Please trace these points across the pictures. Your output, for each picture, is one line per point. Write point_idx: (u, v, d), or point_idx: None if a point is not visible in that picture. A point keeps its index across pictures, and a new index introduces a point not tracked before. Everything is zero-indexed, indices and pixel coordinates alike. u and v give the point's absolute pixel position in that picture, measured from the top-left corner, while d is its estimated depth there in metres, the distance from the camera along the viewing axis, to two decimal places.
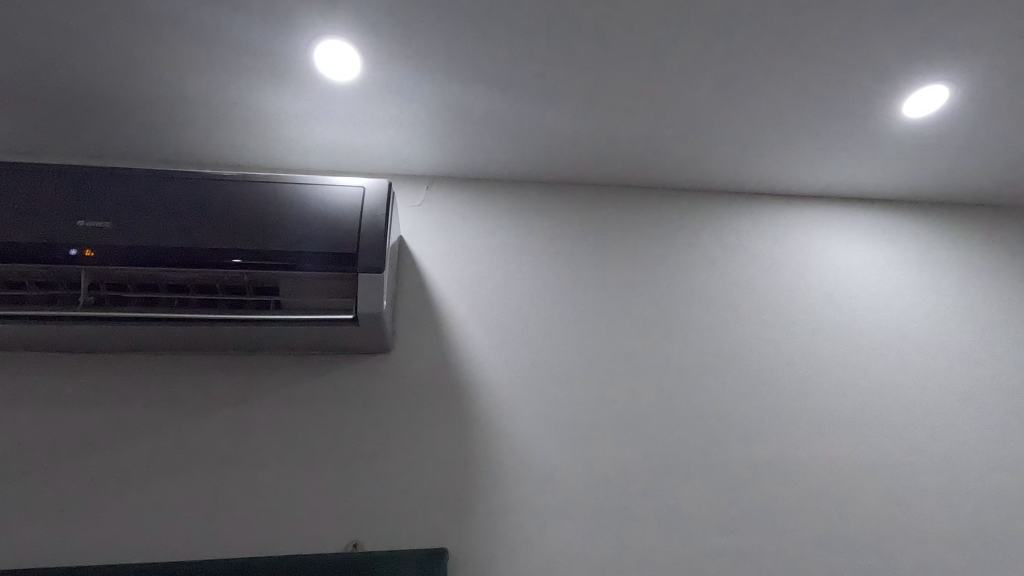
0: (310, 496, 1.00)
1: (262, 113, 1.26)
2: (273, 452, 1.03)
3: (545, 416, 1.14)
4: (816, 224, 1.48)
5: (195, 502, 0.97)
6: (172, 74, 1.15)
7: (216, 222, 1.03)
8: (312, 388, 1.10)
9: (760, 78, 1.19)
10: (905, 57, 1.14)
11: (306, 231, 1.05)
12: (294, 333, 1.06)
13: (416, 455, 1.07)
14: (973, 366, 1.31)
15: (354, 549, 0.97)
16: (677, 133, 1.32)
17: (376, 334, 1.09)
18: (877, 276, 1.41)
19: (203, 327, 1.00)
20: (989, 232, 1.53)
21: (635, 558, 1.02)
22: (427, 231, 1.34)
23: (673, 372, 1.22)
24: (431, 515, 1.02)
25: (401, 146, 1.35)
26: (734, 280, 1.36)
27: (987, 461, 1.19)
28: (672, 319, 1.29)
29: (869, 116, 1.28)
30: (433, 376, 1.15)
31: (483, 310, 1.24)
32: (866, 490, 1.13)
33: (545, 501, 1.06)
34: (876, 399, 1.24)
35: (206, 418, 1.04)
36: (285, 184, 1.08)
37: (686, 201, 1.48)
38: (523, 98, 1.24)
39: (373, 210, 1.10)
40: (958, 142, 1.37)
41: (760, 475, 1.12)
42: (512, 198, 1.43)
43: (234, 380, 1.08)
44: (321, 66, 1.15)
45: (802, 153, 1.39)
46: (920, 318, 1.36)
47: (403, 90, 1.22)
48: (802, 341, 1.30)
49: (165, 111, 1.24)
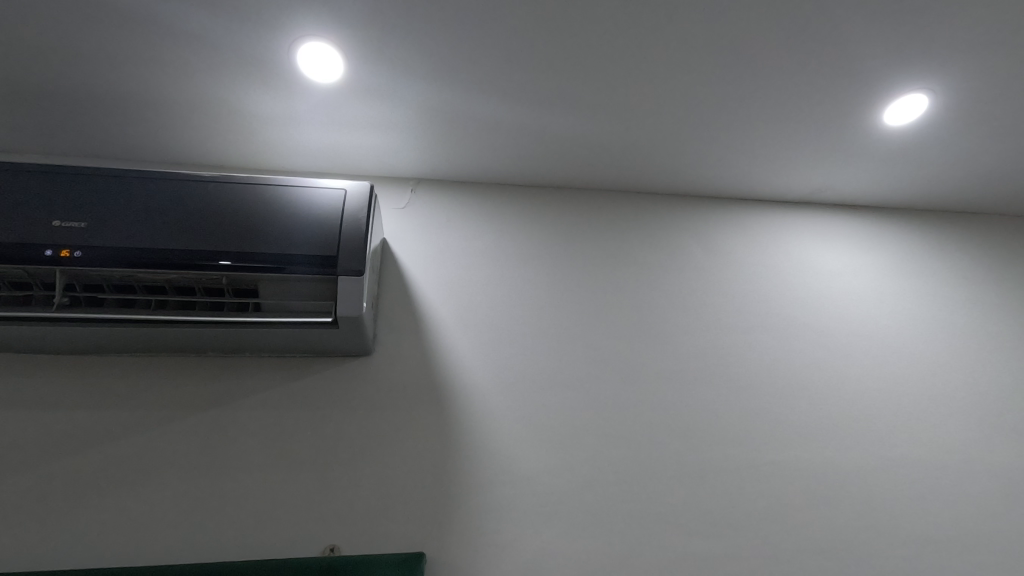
0: (288, 499, 1.00)
1: (247, 114, 1.27)
2: (252, 451, 1.04)
3: (526, 419, 1.13)
4: (783, 229, 1.57)
5: (173, 500, 0.98)
6: (157, 74, 1.16)
7: (194, 224, 1.04)
8: (292, 389, 1.11)
9: (741, 73, 1.21)
10: (883, 52, 1.16)
11: (284, 234, 1.05)
12: (272, 335, 1.06)
13: (396, 458, 1.06)
14: (941, 363, 1.36)
15: (331, 553, 0.95)
16: (658, 134, 1.37)
17: (355, 337, 1.09)
18: (845, 278, 1.48)
19: (179, 329, 1.01)
20: (944, 237, 1.64)
21: (620, 561, 0.99)
22: (411, 233, 1.37)
23: (652, 370, 1.23)
24: (410, 519, 1.00)
25: (386, 149, 1.38)
26: (709, 281, 1.41)
27: (962, 455, 1.21)
28: (649, 316, 1.32)
29: (841, 117, 1.34)
30: (414, 377, 1.15)
31: (464, 310, 1.26)
32: (851, 491, 1.12)
33: (528, 504, 1.03)
34: (853, 398, 1.26)
35: (188, 415, 1.06)
36: (263, 187, 1.09)
37: (662, 206, 1.55)
38: (505, 98, 1.26)
39: (353, 212, 1.10)
40: (919, 146, 1.45)
41: (743, 476, 1.11)
42: (496, 200, 1.47)
43: (217, 379, 1.11)
44: (302, 68, 1.15)
45: (774, 155, 1.46)
46: (888, 316, 1.42)
47: (387, 92, 1.23)
48: (777, 341, 1.32)
49: (151, 113, 1.25)
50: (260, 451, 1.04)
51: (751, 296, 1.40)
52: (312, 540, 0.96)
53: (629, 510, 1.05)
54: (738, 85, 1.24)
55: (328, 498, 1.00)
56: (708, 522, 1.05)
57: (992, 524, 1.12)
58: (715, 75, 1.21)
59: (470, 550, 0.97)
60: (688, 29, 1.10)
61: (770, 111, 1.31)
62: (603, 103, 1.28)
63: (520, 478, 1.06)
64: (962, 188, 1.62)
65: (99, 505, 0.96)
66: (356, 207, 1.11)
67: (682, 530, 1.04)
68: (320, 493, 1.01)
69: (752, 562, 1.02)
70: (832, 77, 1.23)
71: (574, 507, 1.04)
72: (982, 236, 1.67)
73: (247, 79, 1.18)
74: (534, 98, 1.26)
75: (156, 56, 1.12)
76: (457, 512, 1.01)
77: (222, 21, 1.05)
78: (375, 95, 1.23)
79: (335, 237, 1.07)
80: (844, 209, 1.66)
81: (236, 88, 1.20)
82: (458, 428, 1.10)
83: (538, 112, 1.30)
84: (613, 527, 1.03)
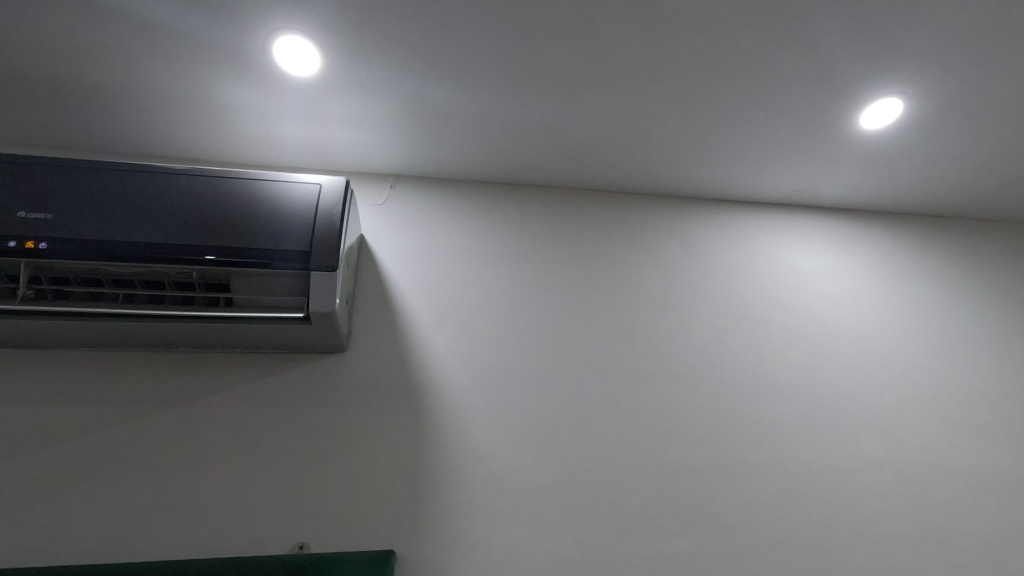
0: (257, 495, 0.98)
1: (223, 107, 1.25)
2: (222, 448, 1.03)
3: (500, 417, 1.12)
4: (762, 231, 1.58)
5: (139, 497, 0.96)
6: (130, 66, 1.14)
7: (165, 217, 1.02)
8: (265, 385, 1.10)
9: (719, 73, 1.21)
10: (859, 55, 1.17)
11: (256, 229, 1.04)
12: (244, 331, 1.05)
13: (368, 455, 1.05)
14: (912, 364, 1.37)
15: (300, 551, 0.93)
16: (638, 132, 1.37)
17: (328, 333, 1.08)
18: (821, 281, 1.49)
19: (148, 323, 1.00)
20: (919, 241, 1.66)
21: (591, 560, 0.99)
22: (389, 229, 1.37)
23: (627, 368, 1.24)
24: (382, 515, 0.99)
25: (365, 145, 1.38)
26: (687, 281, 1.42)
27: (932, 455, 1.22)
28: (626, 315, 1.32)
29: (817, 120, 1.35)
30: (389, 374, 1.15)
31: (441, 308, 1.26)
32: (822, 490, 1.13)
33: (500, 502, 1.03)
34: (825, 398, 1.27)
35: (158, 411, 1.05)
36: (237, 181, 1.08)
37: (641, 206, 1.56)
38: (485, 95, 1.25)
39: (327, 208, 1.09)
40: (895, 150, 1.47)
41: (716, 475, 1.11)
42: (475, 199, 1.47)
43: (188, 374, 1.09)
44: (279, 61, 1.14)
45: (752, 156, 1.47)
46: (862, 318, 1.43)
47: (365, 88, 1.22)
48: (753, 341, 1.33)
49: (125, 104, 1.23)
50: (230, 448, 1.03)
51: (728, 297, 1.41)
52: (281, 537, 0.95)
53: (602, 508, 1.04)
54: (716, 86, 1.25)
55: (300, 495, 0.99)
56: (682, 521, 1.05)
57: (961, 524, 1.13)
58: (693, 76, 1.22)
59: (442, 549, 0.96)
60: (666, 29, 1.11)
61: (748, 112, 1.32)
62: (583, 101, 1.28)
63: (495, 476, 1.05)
64: (937, 192, 1.64)
65: (63, 501, 0.94)
66: (331, 203, 1.10)
67: (655, 529, 1.03)
68: (291, 491, 0.99)
69: (723, 561, 1.02)
70: (810, 80, 1.24)
71: (548, 505, 1.03)
72: (956, 240, 1.70)
73: (222, 72, 1.17)
74: (513, 95, 1.25)
75: (128, 46, 1.10)
76: (429, 510, 1.00)
77: (196, 12, 1.04)
78: (353, 90, 1.22)
79: (309, 232, 1.06)
80: (822, 212, 1.68)
81: (211, 81, 1.19)
82: (432, 426, 1.10)
83: (517, 109, 1.30)
84: (586, 526, 1.02)
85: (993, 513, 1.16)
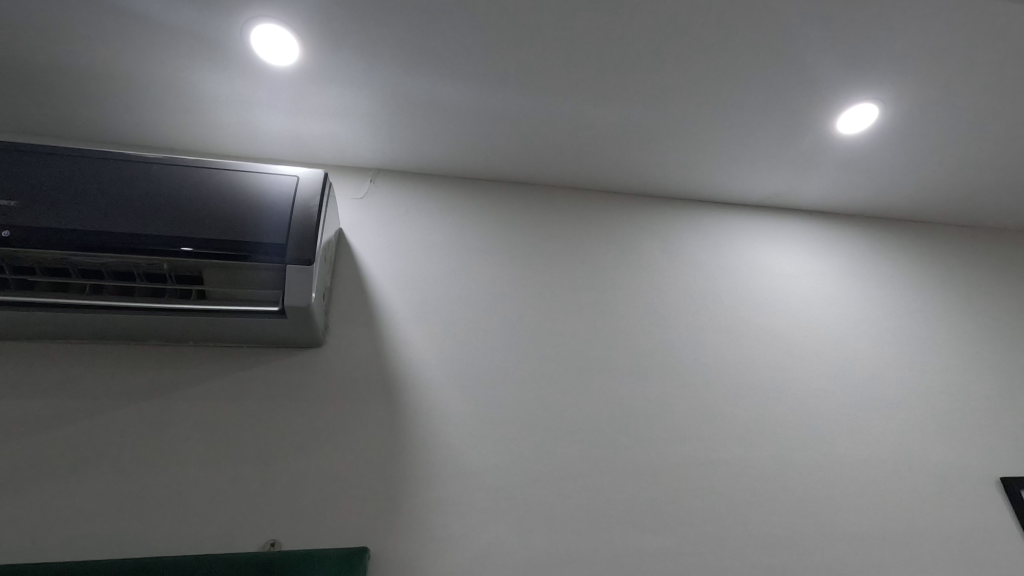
0: (227, 493, 0.96)
1: (200, 96, 1.23)
2: (192, 443, 1.00)
3: (477, 414, 1.12)
4: (740, 232, 1.60)
5: (103, 494, 0.93)
6: (104, 52, 1.11)
7: (136, 207, 1.00)
8: (239, 380, 1.08)
9: (700, 74, 1.22)
10: (836, 61, 1.19)
11: (232, 220, 1.02)
12: (217, 324, 1.03)
13: (342, 452, 1.03)
14: (883, 365, 1.40)
15: (271, 549, 0.92)
16: (619, 131, 1.37)
17: (303, 328, 1.06)
18: (796, 282, 1.52)
19: (117, 315, 0.97)
20: (892, 245, 1.70)
21: (566, 558, 0.98)
22: (369, 223, 1.35)
23: (605, 367, 1.24)
24: (355, 513, 0.97)
25: (345, 138, 1.36)
26: (665, 280, 1.43)
27: (899, 453, 1.25)
28: (605, 314, 1.33)
29: (795, 124, 1.37)
30: (365, 370, 1.13)
31: (419, 303, 1.25)
32: (793, 489, 1.15)
33: (475, 500, 1.02)
34: (798, 396, 1.29)
35: (126, 406, 1.02)
36: (212, 171, 1.06)
37: (622, 205, 1.57)
38: (467, 90, 1.25)
39: (304, 201, 1.07)
40: (870, 155, 1.50)
41: (691, 474, 1.12)
42: (456, 195, 1.47)
43: (159, 368, 1.07)
44: (257, 50, 1.12)
45: (732, 158, 1.49)
46: (835, 319, 1.46)
47: (345, 80, 1.20)
48: (729, 340, 1.35)
49: (97, 90, 1.20)
50: (199, 443, 1.00)
51: (706, 296, 1.42)
52: (251, 535, 0.93)
53: (577, 506, 1.04)
54: (697, 87, 1.25)
55: (271, 493, 0.97)
56: (657, 519, 1.06)
57: (927, 522, 1.16)
58: (674, 76, 1.22)
59: (417, 547, 0.95)
60: (648, 29, 1.11)
61: (729, 114, 1.34)
62: (565, 98, 1.27)
63: (471, 473, 1.05)
64: (909, 197, 1.68)
65: (24, 497, 0.91)
66: (309, 195, 1.08)
67: (630, 527, 1.04)
68: (262, 488, 0.98)
69: (696, 559, 1.02)
70: (788, 84, 1.25)
71: (523, 503, 1.03)
72: (927, 244, 1.74)
73: (199, 60, 1.14)
74: (494, 91, 1.25)
75: (99, 29, 1.06)
76: (403, 508, 0.99)
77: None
78: (334, 82, 1.21)
79: (286, 225, 1.04)
80: (799, 214, 1.71)
81: (186, 68, 1.16)
82: (408, 423, 1.09)
83: (500, 106, 1.29)
84: (562, 523, 1.02)
85: (956, 512, 1.19)
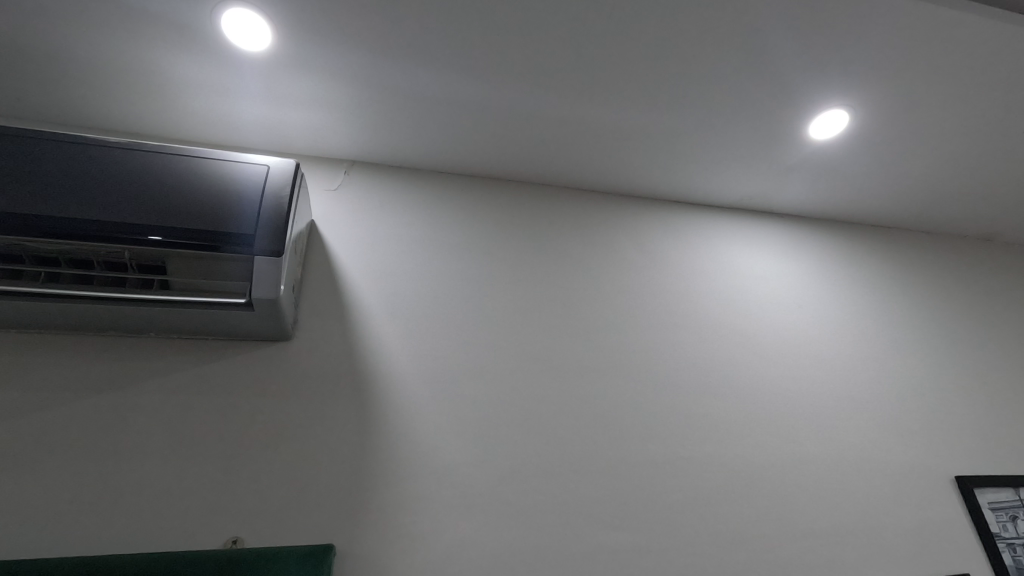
0: (188, 490, 0.93)
1: (168, 80, 1.19)
2: (152, 438, 0.97)
3: (448, 411, 1.11)
4: (713, 233, 1.62)
5: (56, 492, 0.89)
6: (64, 31, 1.07)
7: (96, 192, 0.96)
8: (203, 373, 1.05)
9: (677, 75, 1.23)
10: (809, 67, 1.21)
11: (200, 209, 0.99)
12: (181, 316, 1.00)
13: (309, 447, 1.01)
14: (848, 367, 1.43)
15: (233, 546, 0.90)
16: (596, 129, 1.38)
17: (271, 320, 1.04)
18: (767, 284, 1.54)
19: (75, 304, 0.93)
20: (858, 249, 1.74)
21: (534, 556, 0.98)
22: (342, 215, 1.33)
23: (578, 364, 1.25)
24: (321, 510, 0.95)
25: (318, 127, 1.33)
26: (640, 281, 1.44)
27: (861, 453, 1.29)
28: (578, 312, 1.33)
29: (768, 128, 1.39)
30: (334, 365, 1.11)
31: (391, 298, 1.23)
32: (758, 487, 1.17)
33: (444, 497, 1.01)
34: (767, 395, 1.31)
35: (83, 398, 0.98)
36: (178, 158, 1.03)
37: (597, 204, 1.58)
38: (444, 83, 1.23)
39: (274, 191, 1.05)
40: (839, 161, 1.53)
41: (659, 473, 1.13)
42: (431, 189, 1.46)
43: (119, 361, 1.03)
44: (228, 35, 1.09)
45: (705, 160, 1.51)
46: (803, 320, 1.49)
47: (319, 69, 1.18)
48: (700, 340, 1.37)
49: (57, 70, 1.15)
50: (161, 438, 0.97)
51: (680, 297, 1.44)
52: (212, 532, 0.90)
53: (547, 504, 1.04)
54: (674, 88, 1.26)
55: (236, 490, 0.95)
56: (626, 516, 1.06)
57: (886, 521, 1.19)
58: (651, 77, 1.23)
59: (383, 544, 0.94)
60: (626, 29, 1.11)
61: (704, 116, 1.35)
62: (543, 95, 1.27)
63: (442, 470, 1.04)
64: (875, 203, 1.73)
65: None
66: (279, 185, 1.06)
67: (598, 524, 1.04)
68: (227, 483, 0.95)
69: (662, 557, 1.03)
70: (762, 88, 1.27)
71: (493, 500, 1.03)
72: (892, 249, 1.79)
73: (166, 43, 1.10)
74: (471, 85, 1.24)
75: (56, 6, 1.02)
76: (371, 504, 0.98)
77: None
78: (307, 70, 1.18)
79: (254, 215, 1.02)
80: (770, 216, 1.74)
81: (152, 51, 1.12)
82: (377, 419, 1.07)
83: (476, 100, 1.28)
84: (532, 521, 1.02)
85: (912, 510, 1.22)
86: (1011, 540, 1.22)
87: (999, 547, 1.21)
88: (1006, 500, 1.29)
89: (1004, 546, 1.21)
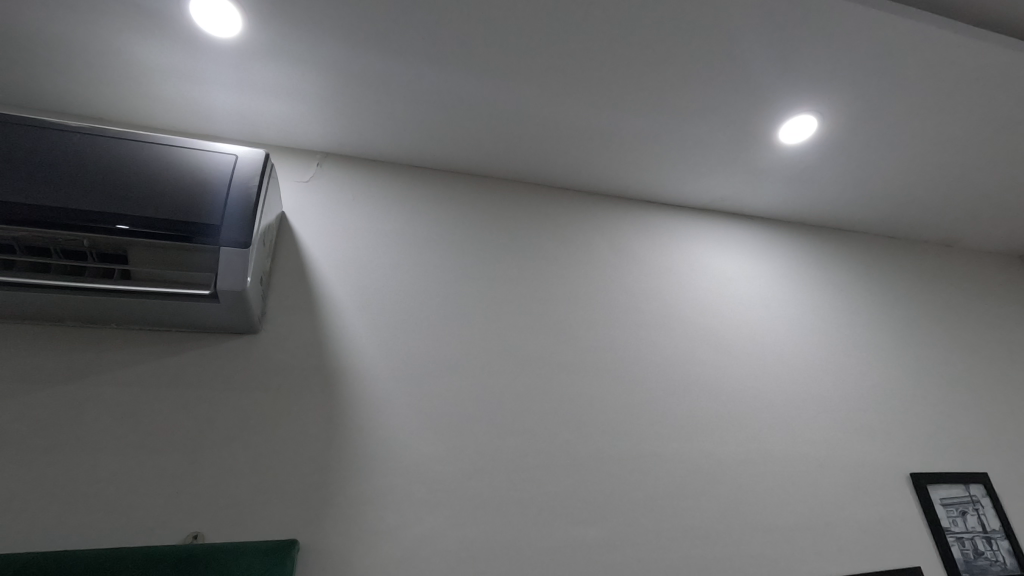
0: (148, 484, 0.91)
1: (134, 66, 1.16)
2: (111, 431, 0.95)
3: (417, 407, 1.10)
4: (684, 233, 1.65)
5: (6, 487, 0.86)
6: (25, 11, 1.03)
7: (54, 178, 0.93)
8: (166, 365, 1.03)
9: (651, 76, 1.24)
10: (779, 73, 1.24)
11: (164, 199, 0.97)
12: (142, 307, 0.97)
13: (274, 442, 1.00)
14: (811, 366, 1.47)
15: (194, 540, 0.88)
16: (571, 127, 1.39)
17: (237, 312, 1.02)
18: (736, 284, 1.57)
19: (30, 294, 0.90)
20: (823, 251, 1.79)
21: (498, 551, 0.99)
22: (314, 207, 1.31)
23: (548, 361, 1.25)
24: (285, 504, 0.94)
25: (290, 118, 1.32)
26: (612, 279, 1.45)
27: (821, 449, 1.32)
28: (550, 309, 1.34)
29: (739, 131, 1.42)
30: (303, 359, 1.10)
31: (362, 292, 1.22)
32: (721, 483, 1.19)
33: (411, 492, 1.01)
34: (733, 393, 1.34)
35: (37, 390, 0.95)
36: (142, 145, 1.01)
37: (571, 202, 1.59)
38: (420, 77, 1.23)
39: (242, 181, 1.03)
40: (807, 166, 1.57)
41: (625, 469, 1.15)
42: (405, 183, 1.45)
43: (77, 351, 1.00)
44: (197, 22, 1.06)
45: (679, 161, 1.53)
46: (769, 321, 1.52)
47: (292, 59, 1.16)
48: (669, 339, 1.39)
49: (16, 52, 1.10)
50: (121, 431, 0.95)
51: (651, 296, 1.46)
52: (173, 527, 0.88)
53: (513, 500, 1.05)
54: (648, 89, 1.28)
55: (198, 484, 0.93)
56: (592, 511, 1.08)
57: (843, 516, 1.23)
58: (626, 77, 1.24)
59: (348, 539, 0.93)
60: (601, 29, 1.12)
61: (677, 117, 1.37)
62: (519, 91, 1.28)
63: (409, 465, 1.03)
64: (841, 208, 1.78)
65: None
66: (248, 176, 1.04)
67: (564, 519, 1.05)
68: (189, 478, 0.93)
69: (626, 551, 1.05)
70: (733, 91, 1.29)
71: (460, 496, 1.03)
72: (856, 252, 1.84)
73: (133, 28, 1.07)
74: (447, 79, 1.23)
75: None
76: (337, 498, 0.97)
77: None
78: (280, 60, 1.16)
79: (220, 205, 1.00)
80: (740, 218, 1.77)
81: (118, 35, 1.09)
82: (344, 414, 1.06)
83: (452, 94, 1.28)
84: (498, 516, 1.02)
85: (868, 505, 1.26)
86: (961, 534, 1.27)
87: (949, 542, 1.25)
88: (957, 496, 1.34)
89: (954, 540, 1.26)
